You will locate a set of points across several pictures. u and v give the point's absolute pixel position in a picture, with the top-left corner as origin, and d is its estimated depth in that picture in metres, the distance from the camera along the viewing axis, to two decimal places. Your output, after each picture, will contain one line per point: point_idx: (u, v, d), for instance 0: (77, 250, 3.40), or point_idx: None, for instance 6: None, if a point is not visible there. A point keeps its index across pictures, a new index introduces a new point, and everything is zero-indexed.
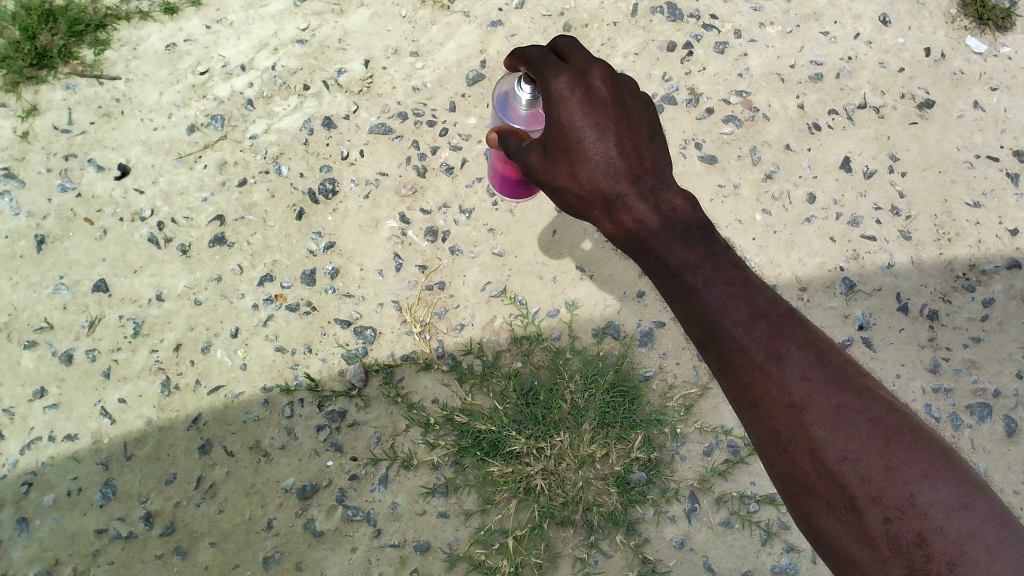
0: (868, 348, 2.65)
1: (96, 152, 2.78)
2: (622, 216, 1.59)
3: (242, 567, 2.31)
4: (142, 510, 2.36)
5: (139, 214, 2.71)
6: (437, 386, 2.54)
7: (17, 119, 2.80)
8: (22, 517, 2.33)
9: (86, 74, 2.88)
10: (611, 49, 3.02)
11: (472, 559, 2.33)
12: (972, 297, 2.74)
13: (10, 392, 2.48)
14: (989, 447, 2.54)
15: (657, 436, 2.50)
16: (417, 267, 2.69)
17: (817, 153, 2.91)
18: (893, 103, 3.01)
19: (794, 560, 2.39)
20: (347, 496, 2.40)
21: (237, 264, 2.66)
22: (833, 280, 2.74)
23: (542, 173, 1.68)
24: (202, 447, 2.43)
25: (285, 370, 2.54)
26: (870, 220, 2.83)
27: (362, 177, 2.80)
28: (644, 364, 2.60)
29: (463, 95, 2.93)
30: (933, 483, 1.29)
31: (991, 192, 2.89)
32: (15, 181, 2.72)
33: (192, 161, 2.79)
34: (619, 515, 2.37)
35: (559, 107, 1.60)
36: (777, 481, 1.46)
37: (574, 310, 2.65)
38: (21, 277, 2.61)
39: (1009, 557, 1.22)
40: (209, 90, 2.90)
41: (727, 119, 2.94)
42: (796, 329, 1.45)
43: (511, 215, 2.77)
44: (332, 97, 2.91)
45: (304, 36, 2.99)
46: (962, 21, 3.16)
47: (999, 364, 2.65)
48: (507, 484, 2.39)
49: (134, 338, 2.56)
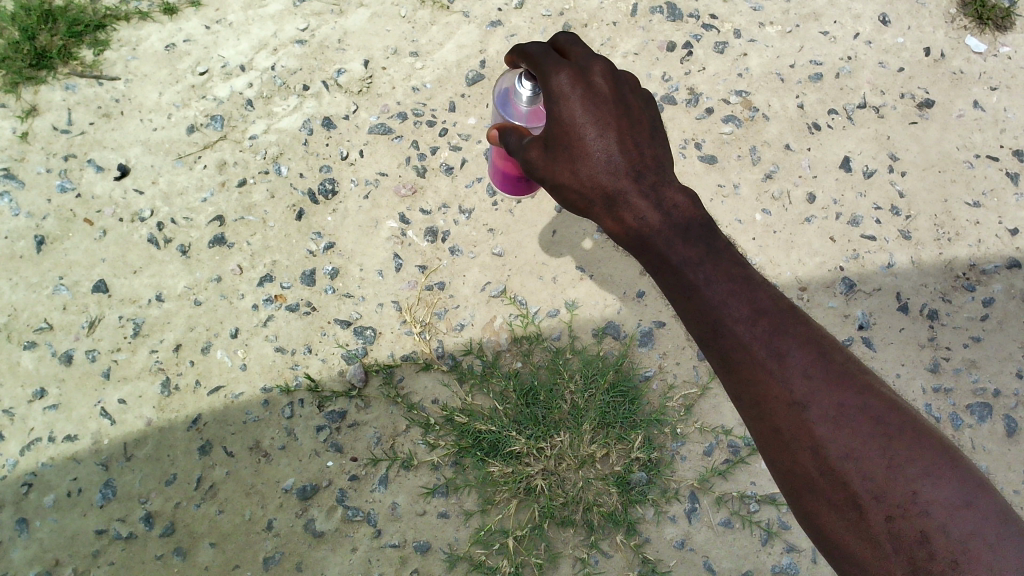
0: (868, 348, 2.65)
1: (95, 152, 2.78)
2: (623, 214, 1.59)
3: (242, 568, 2.31)
4: (142, 510, 2.36)
5: (139, 214, 2.71)
6: (437, 386, 2.54)
7: (17, 119, 2.80)
8: (22, 518, 2.33)
9: (86, 74, 2.88)
10: (611, 48, 3.02)
11: (473, 559, 2.32)
12: (972, 296, 2.74)
13: (9, 392, 2.48)
14: (990, 446, 2.54)
15: (657, 436, 2.50)
16: (417, 267, 2.69)
17: (817, 153, 2.91)
18: (892, 103, 3.01)
19: (794, 560, 2.39)
20: (347, 496, 2.40)
21: (236, 264, 2.66)
22: (833, 279, 2.74)
23: (543, 170, 1.68)
24: (202, 447, 2.43)
25: (285, 370, 2.54)
26: (870, 220, 2.83)
27: (361, 177, 2.80)
28: (644, 364, 2.60)
29: (463, 95, 2.93)
30: (935, 481, 1.29)
31: (991, 191, 2.89)
32: (15, 182, 2.72)
33: (192, 161, 2.79)
34: (619, 515, 2.37)
35: (560, 104, 1.62)
36: (778, 478, 1.46)
37: (574, 311, 2.65)
38: (21, 277, 2.61)
39: (1011, 555, 1.22)
40: (209, 90, 2.89)
41: (727, 118, 2.94)
42: (797, 326, 1.45)
43: (511, 215, 2.77)
44: (332, 97, 2.91)
45: (303, 36, 2.99)
46: (962, 21, 3.16)
47: (999, 363, 2.65)
48: (507, 484, 2.39)
49: (134, 338, 2.56)
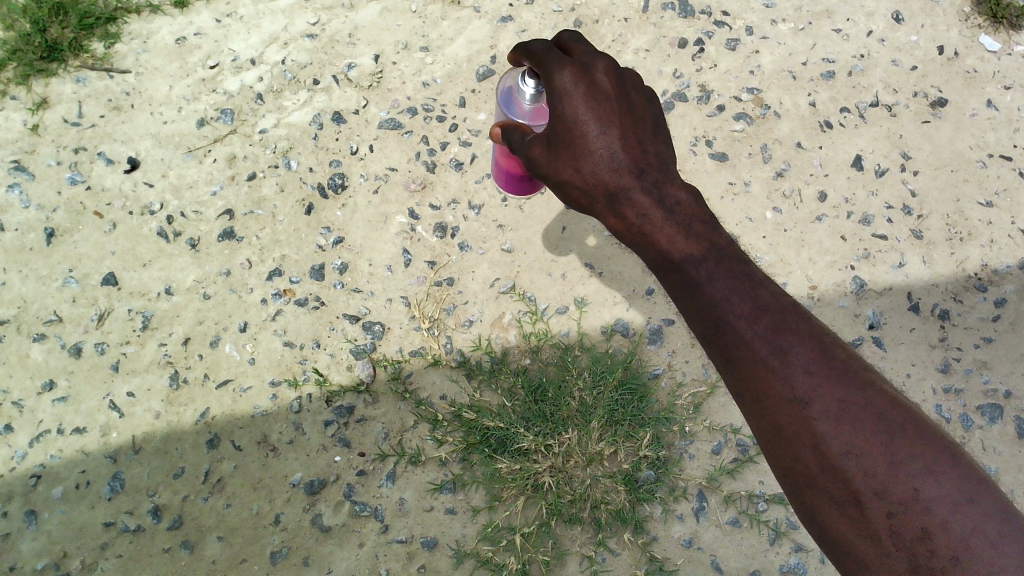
0: (879, 347, 2.63)
1: (105, 145, 2.78)
2: (625, 211, 1.57)
3: (250, 562, 2.31)
4: (150, 503, 2.36)
5: (149, 207, 2.71)
6: (445, 382, 2.54)
7: (27, 111, 2.80)
8: (31, 510, 2.34)
9: (96, 67, 2.88)
10: (622, 45, 3.00)
11: (479, 556, 2.32)
12: (983, 297, 2.73)
13: (19, 384, 2.48)
14: (1000, 448, 2.53)
15: (666, 434, 2.49)
16: (426, 263, 2.69)
17: (829, 151, 2.90)
18: (905, 101, 2.99)
19: (802, 560, 2.37)
20: (354, 491, 2.39)
21: (245, 259, 2.66)
22: (843, 278, 2.72)
23: (546, 167, 1.66)
24: (210, 441, 2.43)
25: (293, 364, 2.54)
26: (881, 219, 2.81)
27: (371, 172, 2.79)
28: (653, 361, 2.59)
29: (473, 91, 2.92)
30: (938, 477, 1.28)
31: (1004, 191, 2.87)
32: (26, 174, 2.72)
33: (202, 154, 2.79)
34: (627, 513, 2.36)
35: (564, 101, 1.60)
36: (780, 475, 1.45)
37: (583, 308, 2.65)
38: (31, 270, 2.61)
39: (1012, 552, 1.21)
40: (219, 83, 2.89)
41: (738, 116, 2.92)
42: (800, 324, 1.43)
43: (520, 211, 2.76)
44: (342, 91, 2.90)
45: (314, 30, 2.98)
46: (976, 19, 3.14)
47: (1011, 365, 2.64)
48: (515, 481, 2.38)
49: (143, 331, 2.56)
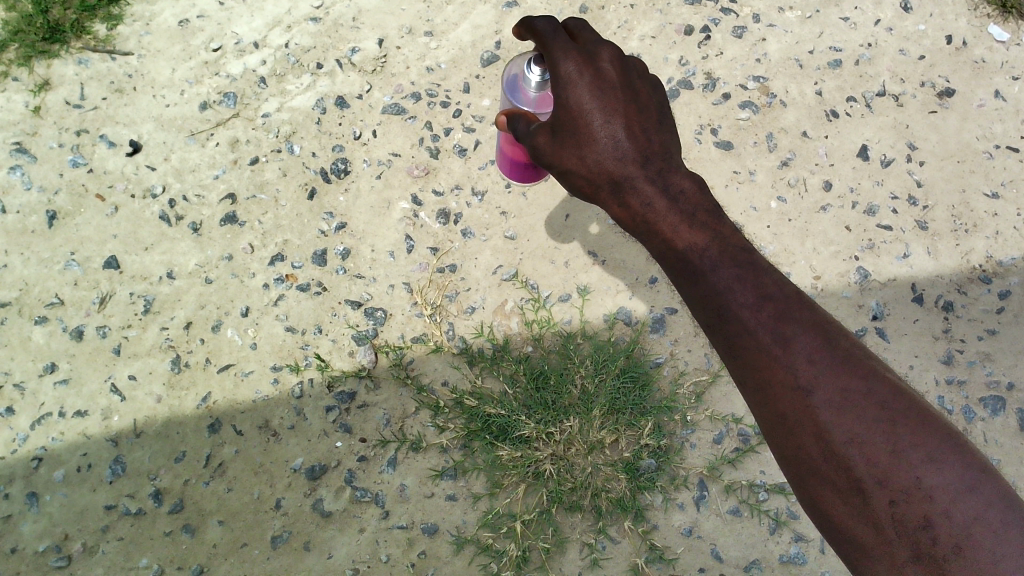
0: (881, 338, 2.62)
1: (107, 128, 2.76)
2: (628, 199, 1.57)
3: (251, 546, 2.32)
4: (151, 487, 2.36)
5: (151, 190, 2.70)
6: (447, 368, 2.54)
7: (28, 93, 2.78)
8: (33, 491, 2.34)
9: (98, 49, 2.85)
10: (627, 31, 2.98)
11: (479, 542, 2.33)
12: (987, 289, 2.72)
13: (20, 367, 2.48)
14: (1001, 440, 2.53)
15: (667, 423, 2.49)
16: (428, 249, 2.68)
17: (835, 141, 2.88)
18: (913, 91, 2.96)
19: (802, 550, 2.38)
20: (355, 477, 2.39)
21: (247, 243, 2.65)
22: (848, 269, 2.71)
23: (550, 156, 1.65)
24: (211, 425, 2.43)
25: (295, 350, 2.54)
26: (886, 210, 2.80)
27: (374, 158, 2.78)
28: (655, 350, 2.58)
29: (477, 77, 2.90)
30: (940, 466, 1.28)
31: (1011, 182, 2.86)
32: (28, 156, 2.70)
33: (204, 138, 2.78)
34: (627, 502, 2.36)
35: (568, 90, 1.58)
36: (783, 463, 1.43)
37: (586, 296, 2.64)
38: (33, 252, 2.60)
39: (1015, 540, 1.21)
40: (221, 67, 2.87)
41: (744, 104, 2.90)
42: (803, 312, 1.42)
43: (523, 198, 2.74)
44: (345, 76, 2.88)
45: (317, 14, 2.96)
46: (985, 9, 3.11)
47: (1014, 357, 2.63)
48: (516, 469, 2.38)
49: (145, 315, 2.55)
